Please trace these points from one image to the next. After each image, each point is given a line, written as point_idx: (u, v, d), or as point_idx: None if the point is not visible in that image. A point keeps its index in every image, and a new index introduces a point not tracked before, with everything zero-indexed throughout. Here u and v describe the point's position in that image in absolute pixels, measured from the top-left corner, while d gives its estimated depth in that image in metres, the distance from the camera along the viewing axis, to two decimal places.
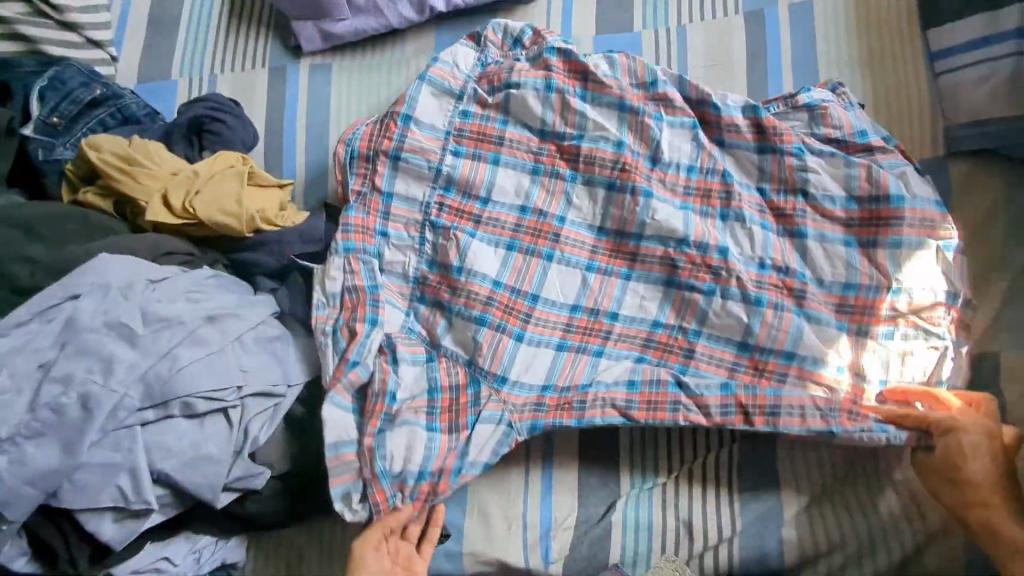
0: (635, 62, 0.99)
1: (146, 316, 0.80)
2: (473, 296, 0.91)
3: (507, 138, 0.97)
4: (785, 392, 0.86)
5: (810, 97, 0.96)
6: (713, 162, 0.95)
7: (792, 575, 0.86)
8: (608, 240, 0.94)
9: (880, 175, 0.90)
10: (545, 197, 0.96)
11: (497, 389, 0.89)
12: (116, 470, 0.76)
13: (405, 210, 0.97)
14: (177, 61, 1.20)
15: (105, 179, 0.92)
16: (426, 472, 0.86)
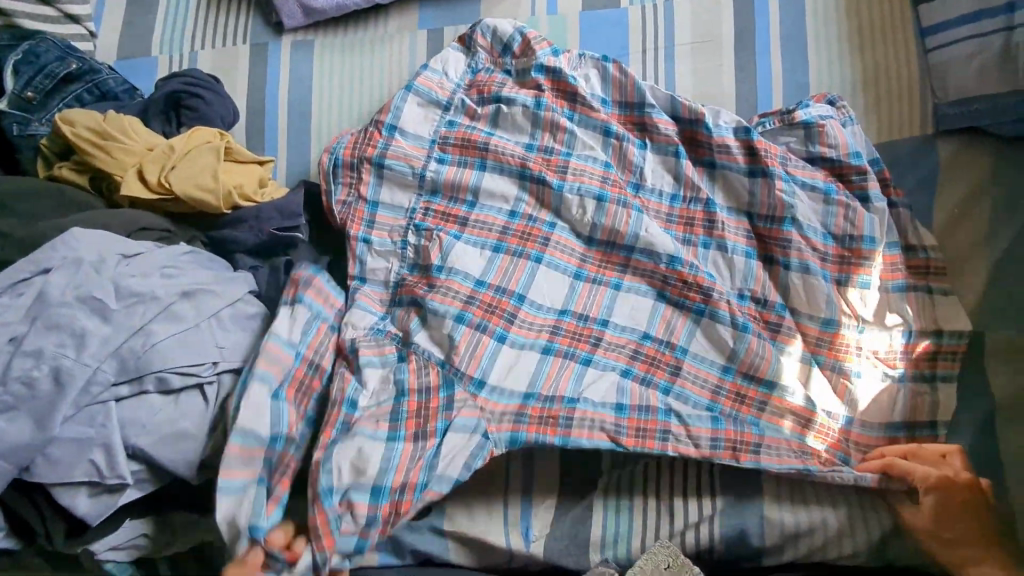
0: (626, 79, 0.98)
1: (119, 291, 0.79)
2: (453, 292, 0.90)
3: (492, 149, 0.96)
4: (768, 432, 0.86)
5: (807, 114, 0.95)
6: (696, 192, 0.95)
7: (770, 554, 0.85)
8: (597, 250, 0.94)
9: (857, 213, 0.91)
10: (532, 206, 0.95)
11: (474, 394, 0.86)
12: (89, 444, 0.76)
13: (388, 216, 0.96)
14: (157, 37, 1.18)
15: (80, 154, 0.91)
16: (384, 488, 0.80)
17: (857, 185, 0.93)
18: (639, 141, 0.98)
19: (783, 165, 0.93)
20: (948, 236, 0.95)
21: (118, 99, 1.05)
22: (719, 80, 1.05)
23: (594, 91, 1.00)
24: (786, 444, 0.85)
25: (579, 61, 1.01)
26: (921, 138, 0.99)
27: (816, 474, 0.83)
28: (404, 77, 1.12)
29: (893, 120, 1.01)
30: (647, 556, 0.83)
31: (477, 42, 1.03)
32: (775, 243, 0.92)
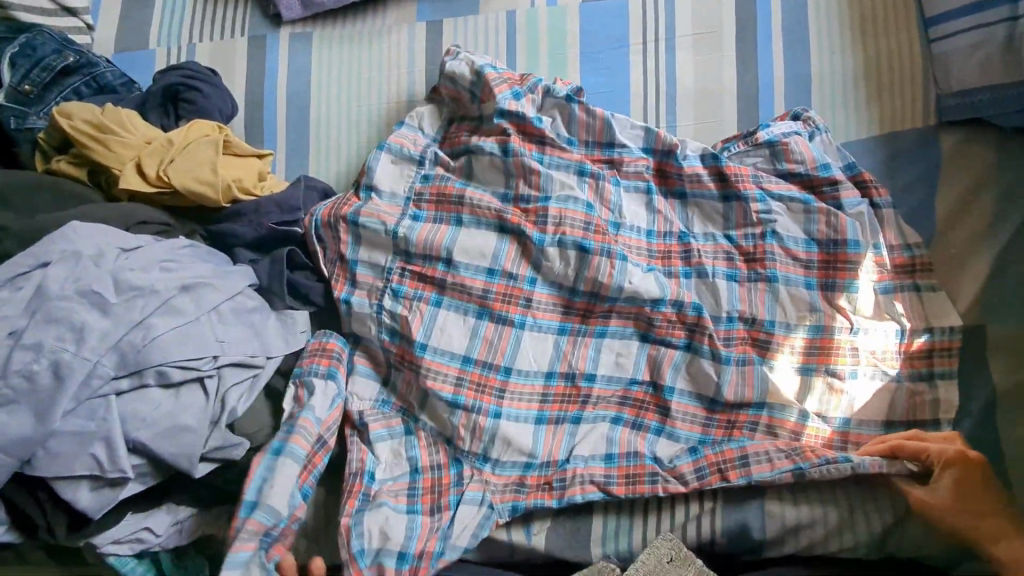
0: (594, 119, 0.97)
1: (119, 284, 0.79)
2: (443, 357, 0.89)
3: (468, 201, 0.94)
4: (746, 442, 0.87)
5: (770, 133, 0.95)
6: (669, 226, 0.95)
7: (771, 548, 0.85)
8: (587, 278, 0.90)
9: (839, 219, 0.90)
10: (511, 262, 0.91)
11: (479, 468, 0.88)
12: (90, 438, 0.76)
13: (371, 273, 0.94)
14: (155, 30, 1.18)
15: (77, 147, 0.90)
16: (408, 554, 0.84)
17: (830, 195, 0.93)
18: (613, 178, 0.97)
19: (758, 185, 0.93)
20: (950, 227, 0.94)
21: (115, 92, 1.05)
22: (720, 75, 1.05)
23: (560, 131, 0.98)
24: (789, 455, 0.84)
25: (542, 105, 0.99)
26: (924, 130, 0.99)
27: (808, 471, 0.83)
28: (403, 70, 1.12)
29: (895, 111, 1.00)
30: (650, 550, 0.83)
31: (442, 92, 1.02)
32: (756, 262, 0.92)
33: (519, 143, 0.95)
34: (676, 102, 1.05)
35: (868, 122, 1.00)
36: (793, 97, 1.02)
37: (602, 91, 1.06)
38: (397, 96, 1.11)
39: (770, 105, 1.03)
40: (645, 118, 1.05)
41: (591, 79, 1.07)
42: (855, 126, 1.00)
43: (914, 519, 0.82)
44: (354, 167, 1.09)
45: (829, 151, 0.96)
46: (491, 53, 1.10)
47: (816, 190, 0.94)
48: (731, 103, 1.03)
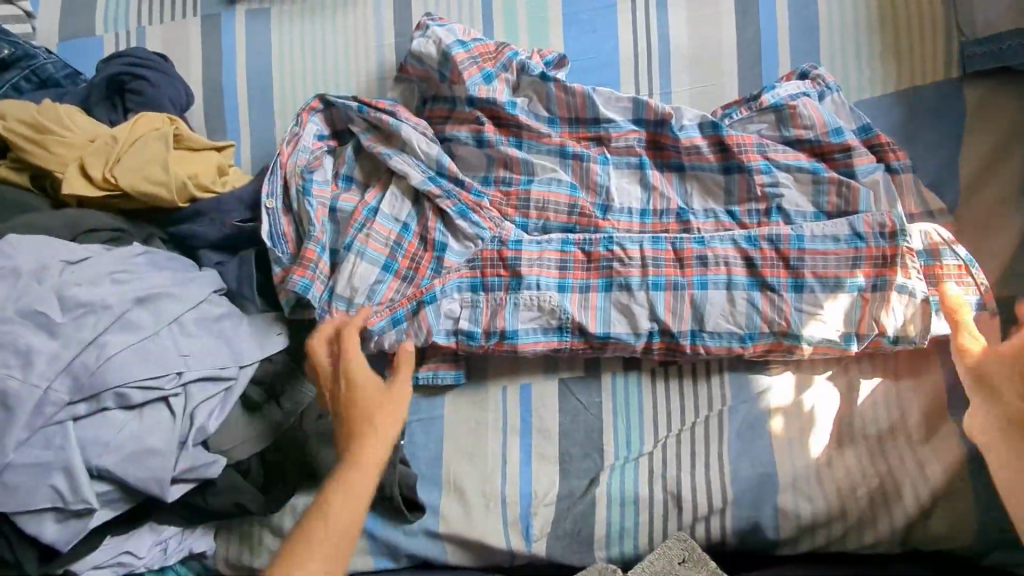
0: (574, 95, 0.88)
1: (64, 302, 0.73)
2: (453, 305, 0.84)
3: (451, 181, 0.87)
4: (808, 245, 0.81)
5: (775, 96, 0.85)
6: (667, 203, 0.87)
7: (786, 546, 0.81)
8: (577, 252, 0.84)
9: (851, 188, 0.82)
10: (487, 217, 0.86)
11: (516, 252, 0.84)
12: (48, 469, 0.70)
13: (377, 245, 0.85)
14: (100, 13, 1.08)
15: (16, 151, 0.83)
16: (410, 228, 0.87)
17: (843, 163, 0.84)
18: (600, 156, 0.88)
19: (761, 155, 0.84)
20: (976, 190, 0.86)
21: (59, 86, 0.96)
22: (719, 31, 0.95)
23: (539, 112, 0.90)
24: (832, 251, 0.81)
25: (518, 83, 0.90)
26: (946, 83, 0.89)
27: (863, 244, 0.80)
28: (370, 44, 1.02)
29: (914, 63, 0.90)
30: (660, 552, 0.78)
31: (409, 71, 0.92)
32: (765, 244, 0.82)
33: (493, 131, 0.87)
34: (670, 64, 0.95)
35: (883, 77, 0.91)
36: (801, 52, 0.93)
37: (590, 57, 0.96)
38: (365, 73, 1.02)
39: (775, 62, 0.93)
40: (638, 84, 0.95)
41: (576, 43, 0.97)
42: (869, 81, 0.91)
43: (939, 506, 0.78)
44: None
45: (840, 112, 0.86)
46: (465, 21, 0.99)
47: (829, 156, 0.85)
48: (732, 62, 0.94)
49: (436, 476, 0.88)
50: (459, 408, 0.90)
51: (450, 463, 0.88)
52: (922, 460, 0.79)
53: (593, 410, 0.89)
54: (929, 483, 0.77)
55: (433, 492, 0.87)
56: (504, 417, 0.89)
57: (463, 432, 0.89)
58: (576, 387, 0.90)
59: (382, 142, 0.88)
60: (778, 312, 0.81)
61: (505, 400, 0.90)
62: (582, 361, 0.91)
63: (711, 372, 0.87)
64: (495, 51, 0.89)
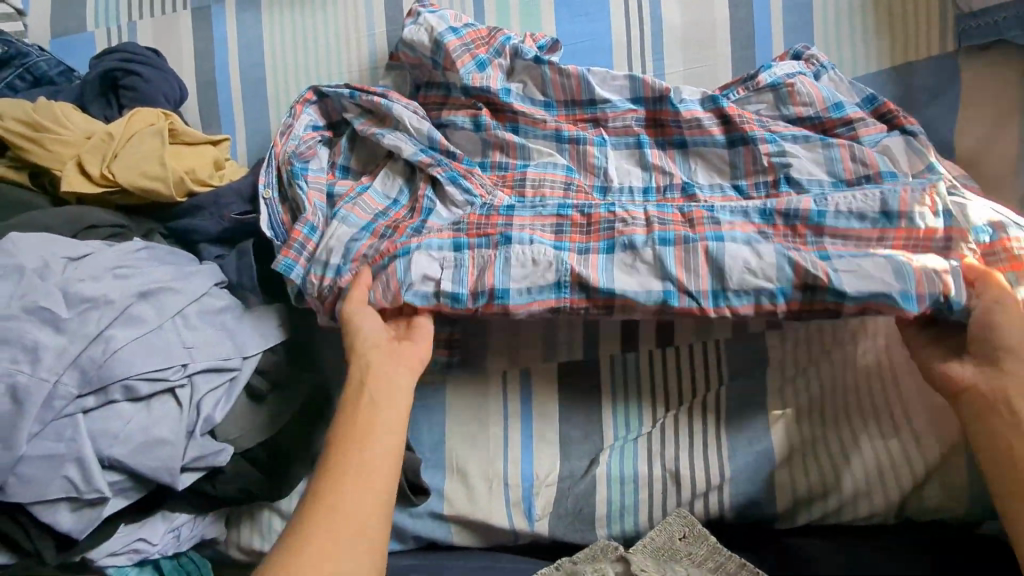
0: (569, 78, 0.88)
1: (69, 297, 0.74)
2: (432, 260, 0.80)
3: (444, 153, 0.87)
4: (830, 222, 0.77)
5: (773, 75, 0.86)
6: (669, 178, 0.87)
7: (783, 519, 0.83)
8: (574, 216, 0.83)
9: (865, 151, 0.81)
10: (478, 185, 0.85)
11: (507, 216, 0.82)
12: (61, 460, 0.72)
13: (361, 210, 0.85)
14: (90, 8, 1.07)
15: (13, 150, 0.83)
16: (400, 203, 0.87)
17: (847, 136, 0.84)
18: (598, 138, 0.88)
19: (763, 129, 0.84)
20: (972, 166, 0.86)
21: (53, 84, 0.97)
22: (711, 11, 0.94)
23: (535, 96, 0.90)
24: (854, 230, 0.77)
25: (512, 68, 0.90)
26: (940, 59, 0.89)
27: (895, 223, 0.76)
28: (362, 33, 1.02)
29: (908, 38, 0.90)
30: (660, 527, 0.81)
31: (402, 58, 0.92)
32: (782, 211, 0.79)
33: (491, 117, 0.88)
34: (663, 45, 0.95)
35: (877, 52, 0.90)
36: (794, 30, 0.92)
37: (582, 41, 0.96)
38: (358, 63, 1.02)
39: (769, 41, 0.92)
40: (631, 67, 0.95)
41: (568, 27, 0.96)
42: (863, 58, 0.90)
43: (932, 480, 0.79)
44: None
45: (839, 88, 0.86)
46: (456, 8, 0.99)
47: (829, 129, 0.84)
48: (725, 42, 0.93)
49: (440, 460, 0.90)
50: (461, 394, 0.92)
51: (452, 447, 0.90)
52: (919, 436, 0.80)
53: (592, 392, 0.90)
54: (925, 458, 0.79)
55: (437, 476, 0.89)
56: (505, 401, 0.91)
57: (465, 417, 0.91)
58: (575, 370, 0.91)
59: (375, 125, 0.89)
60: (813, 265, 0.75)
61: (506, 385, 0.91)
62: (581, 343, 0.92)
63: (708, 352, 0.88)
64: (487, 36, 0.89)
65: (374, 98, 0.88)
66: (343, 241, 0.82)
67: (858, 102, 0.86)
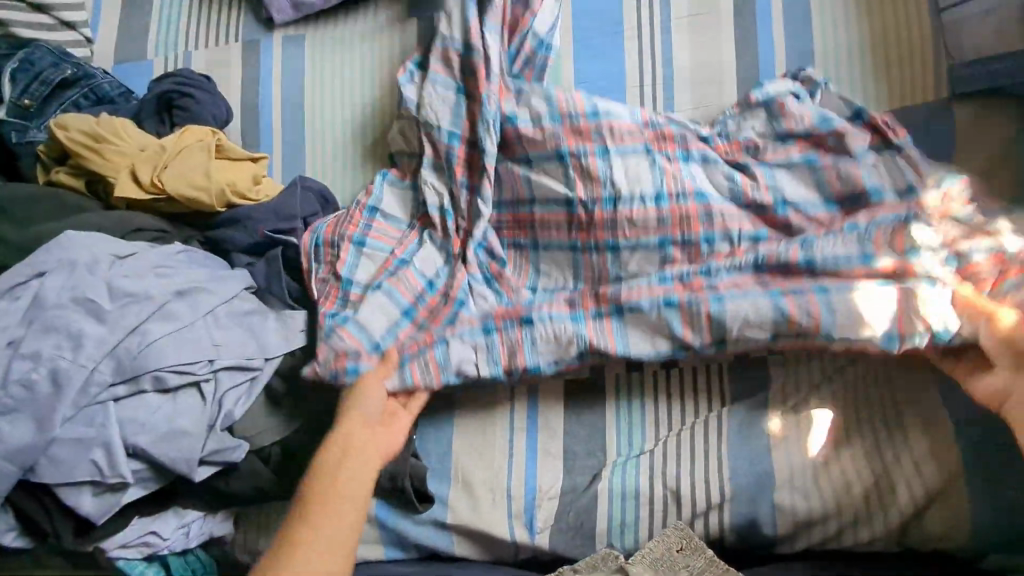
0: (588, 165, 0.93)
1: (113, 292, 0.80)
2: (468, 348, 0.91)
3: (501, 340, 0.91)
4: (735, 133, 0.96)
5: (763, 94, 0.95)
6: (681, 184, 0.92)
7: (784, 543, 0.83)
8: (676, 284, 0.90)
9: (852, 172, 0.89)
10: (497, 100, 0.96)
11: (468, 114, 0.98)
12: (90, 444, 0.77)
13: (444, 70, 1.00)
14: (152, 40, 1.18)
15: (75, 158, 0.92)
16: (410, 310, 0.93)
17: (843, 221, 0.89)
18: (600, 149, 0.93)
19: (760, 160, 0.93)
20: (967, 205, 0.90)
21: (114, 103, 1.06)
22: (716, 56, 1.01)
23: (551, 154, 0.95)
24: (783, 104, 0.93)
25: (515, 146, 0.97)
26: (935, 106, 0.94)
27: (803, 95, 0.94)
28: (395, 66, 1.11)
29: (904, 84, 0.95)
30: (659, 538, 0.81)
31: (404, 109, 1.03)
32: (784, 247, 0.88)
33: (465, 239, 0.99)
34: (672, 86, 1.02)
35: (875, 97, 0.96)
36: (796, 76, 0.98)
37: (597, 79, 1.04)
38: (390, 94, 1.10)
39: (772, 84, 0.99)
40: (642, 103, 1.02)
41: (584, 66, 1.04)
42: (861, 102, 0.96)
43: (934, 505, 0.80)
44: (351, 172, 1.09)
45: (849, 132, 0.90)
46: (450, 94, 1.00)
47: (800, 220, 0.91)
48: (731, 85, 1.00)
49: (445, 470, 0.92)
50: (469, 407, 0.95)
51: (457, 457, 0.92)
52: (919, 462, 0.81)
53: (595, 409, 0.93)
54: (923, 482, 0.80)
55: (442, 485, 0.91)
56: (511, 413, 0.94)
57: (471, 428, 0.94)
58: (582, 389, 0.94)
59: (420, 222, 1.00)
60: (806, 311, 0.84)
61: (513, 400, 0.94)
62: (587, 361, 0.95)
63: (711, 374, 0.91)
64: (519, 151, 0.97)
65: (361, 293, 0.93)
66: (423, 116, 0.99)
67: (905, 188, 0.88)
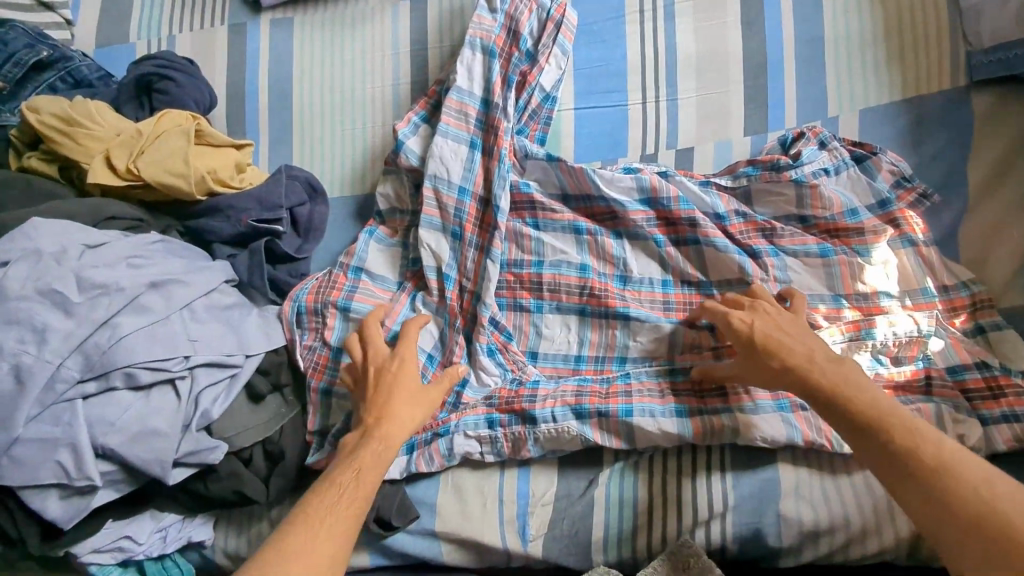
0: (602, 244, 0.90)
1: (81, 283, 0.76)
2: (471, 440, 0.85)
3: (504, 433, 0.84)
4: (783, 251, 0.86)
5: (800, 172, 0.86)
6: (689, 273, 0.88)
7: (788, 556, 0.79)
8: (687, 379, 0.84)
9: (861, 267, 0.84)
10: (483, 177, 0.91)
11: (460, 200, 0.90)
12: (56, 445, 0.72)
13: (457, 122, 0.92)
14: (135, 22, 1.13)
15: (47, 142, 0.87)
16: (436, 358, 0.89)
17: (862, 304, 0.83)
18: (613, 232, 0.91)
19: (766, 241, 0.87)
20: (987, 197, 0.87)
21: (92, 87, 1.02)
22: (723, 41, 0.96)
23: (550, 191, 0.93)
24: (801, 243, 0.86)
25: (524, 167, 0.94)
26: (952, 94, 0.90)
27: (832, 255, 0.84)
28: (387, 51, 1.06)
29: (919, 72, 0.91)
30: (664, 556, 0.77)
31: (399, 163, 0.95)
32: None
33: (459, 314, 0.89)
34: (676, 72, 0.97)
35: (889, 85, 0.91)
36: (806, 63, 0.94)
37: (597, 66, 0.99)
38: (381, 79, 1.06)
39: (780, 72, 0.95)
40: (643, 91, 0.98)
41: (583, 52, 1.00)
42: (875, 91, 0.92)
43: None
44: (339, 158, 1.04)
45: (857, 187, 0.87)
46: (442, 150, 0.91)
47: (821, 275, 0.85)
48: (738, 71, 0.96)
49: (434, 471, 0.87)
50: None
51: None
52: None
53: None
54: None
55: (429, 489, 0.86)
56: None
57: None
58: None
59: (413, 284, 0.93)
60: (817, 427, 0.79)
61: None
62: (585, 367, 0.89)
63: None
64: (530, 202, 0.92)
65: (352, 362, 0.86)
66: (419, 163, 0.94)
67: (900, 244, 0.84)
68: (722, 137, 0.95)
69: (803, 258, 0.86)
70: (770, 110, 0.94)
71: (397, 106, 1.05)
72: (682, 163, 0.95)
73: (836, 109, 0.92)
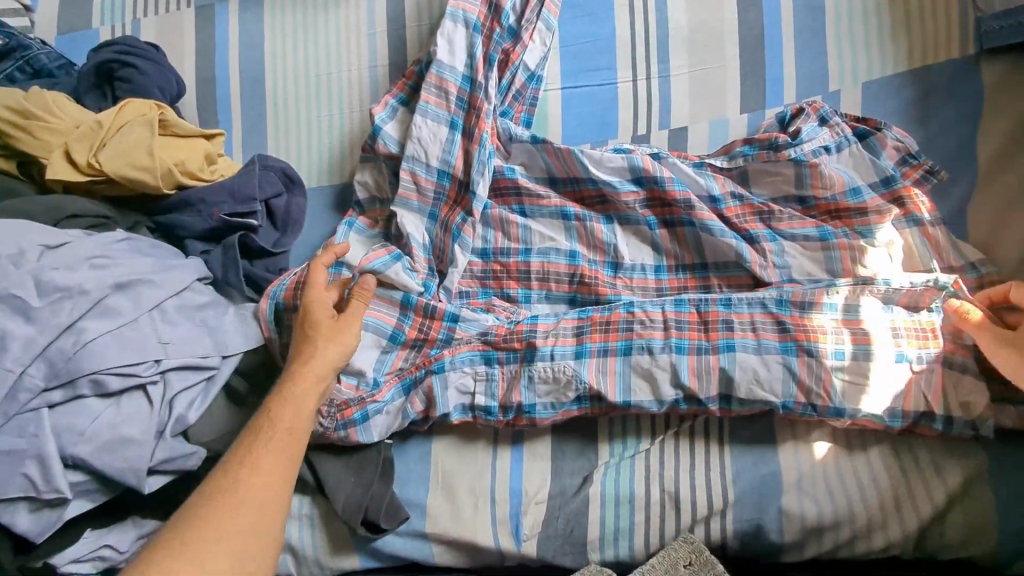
0: (592, 229, 0.85)
1: (41, 286, 0.72)
2: (465, 376, 0.81)
3: (501, 371, 0.80)
4: (783, 236, 0.82)
5: (799, 151, 0.81)
6: (680, 259, 0.85)
7: (791, 552, 0.76)
8: (692, 312, 0.78)
9: (863, 252, 0.79)
10: (463, 158, 0.87)
11: (440, 183, 0.87)
12: (22, 457, 0.68)
13: (438, 100, 0.87)
14: (97, 7, 1.07)
15: (2, 137, 0.83)
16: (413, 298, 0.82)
17: None
18: (604, 217, 0.87)
19: (763, 224, 0.83)
20: (1000, 173, 0.82)
21: (53, 76, 0.96)
22: (717, 13, 0.91)
23: (537, 176, 0.89)
24: (798, 225, 0.82)
25: (509, 151, 0.89)
26: (959, 65, 0.85)
27: (831, 238, 0.80)
28: (363, 31, 1.01)
29: (925, 42, 0.86)
30: (663, 553, 0.74)
31: (377, 150, 0.90)
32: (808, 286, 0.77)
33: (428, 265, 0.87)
34: (668, 47, 0.92)
35: (893, 57, 0.86)
36: (806, 35, 0.89)
37: (584, 42, 0.94)
38: (358, 61, 1.00)
39: (778, 44, 0.89)
40: (634, 68, 0.93)
41: (569, 27, 0.94)
42: (878, 63, 0.87)
43: (956, 509, 0.73)
44: (316, 147, 1.00)
45: (858, 164, 0.82)
46: (420, 135, 0.87)
47: (821, 259, 0.81)
48: (734, 45, 0.90)
49: (422, 472, 0.84)
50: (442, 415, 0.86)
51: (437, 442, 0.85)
52: (938, 462, 0.75)
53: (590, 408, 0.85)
54: (943, 487, 0.74)
55: (418, 491, 0.83)
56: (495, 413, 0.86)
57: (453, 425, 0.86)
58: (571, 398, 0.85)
59: None
60: (819, 378, 0.74)
61: None
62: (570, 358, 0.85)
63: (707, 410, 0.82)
64: (506, 188, 0.88)
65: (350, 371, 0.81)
66: (397, 146, 0.90)
67: (906, 224, 0.80)
68: (717, 115, 0.90)
69: (801, 239, 0.81)
70: (768, 85, 0.89)
71: (375, 89, 1.00)
72: (676, 143, 0.91)
73: (838, 82, 0.87)
